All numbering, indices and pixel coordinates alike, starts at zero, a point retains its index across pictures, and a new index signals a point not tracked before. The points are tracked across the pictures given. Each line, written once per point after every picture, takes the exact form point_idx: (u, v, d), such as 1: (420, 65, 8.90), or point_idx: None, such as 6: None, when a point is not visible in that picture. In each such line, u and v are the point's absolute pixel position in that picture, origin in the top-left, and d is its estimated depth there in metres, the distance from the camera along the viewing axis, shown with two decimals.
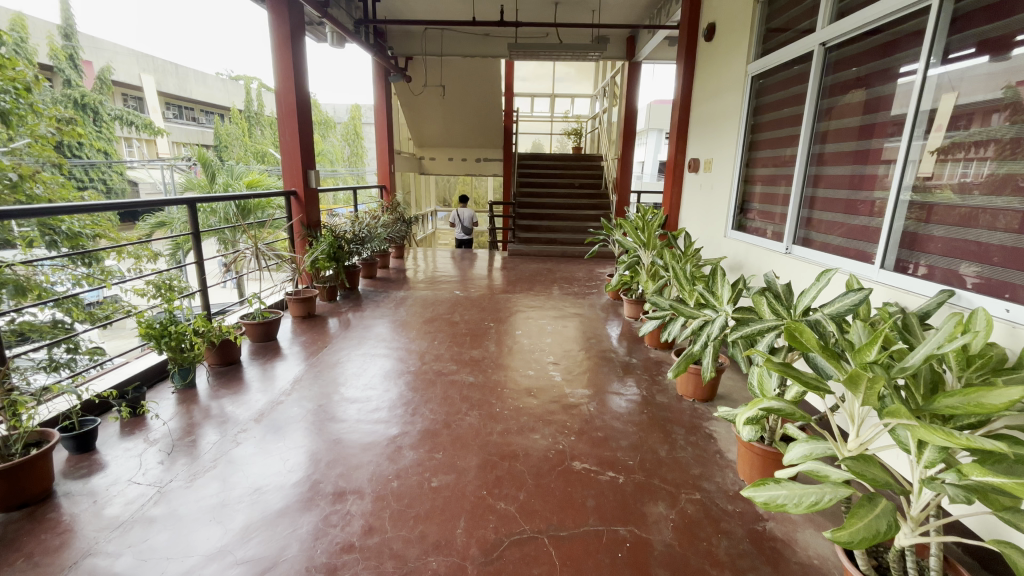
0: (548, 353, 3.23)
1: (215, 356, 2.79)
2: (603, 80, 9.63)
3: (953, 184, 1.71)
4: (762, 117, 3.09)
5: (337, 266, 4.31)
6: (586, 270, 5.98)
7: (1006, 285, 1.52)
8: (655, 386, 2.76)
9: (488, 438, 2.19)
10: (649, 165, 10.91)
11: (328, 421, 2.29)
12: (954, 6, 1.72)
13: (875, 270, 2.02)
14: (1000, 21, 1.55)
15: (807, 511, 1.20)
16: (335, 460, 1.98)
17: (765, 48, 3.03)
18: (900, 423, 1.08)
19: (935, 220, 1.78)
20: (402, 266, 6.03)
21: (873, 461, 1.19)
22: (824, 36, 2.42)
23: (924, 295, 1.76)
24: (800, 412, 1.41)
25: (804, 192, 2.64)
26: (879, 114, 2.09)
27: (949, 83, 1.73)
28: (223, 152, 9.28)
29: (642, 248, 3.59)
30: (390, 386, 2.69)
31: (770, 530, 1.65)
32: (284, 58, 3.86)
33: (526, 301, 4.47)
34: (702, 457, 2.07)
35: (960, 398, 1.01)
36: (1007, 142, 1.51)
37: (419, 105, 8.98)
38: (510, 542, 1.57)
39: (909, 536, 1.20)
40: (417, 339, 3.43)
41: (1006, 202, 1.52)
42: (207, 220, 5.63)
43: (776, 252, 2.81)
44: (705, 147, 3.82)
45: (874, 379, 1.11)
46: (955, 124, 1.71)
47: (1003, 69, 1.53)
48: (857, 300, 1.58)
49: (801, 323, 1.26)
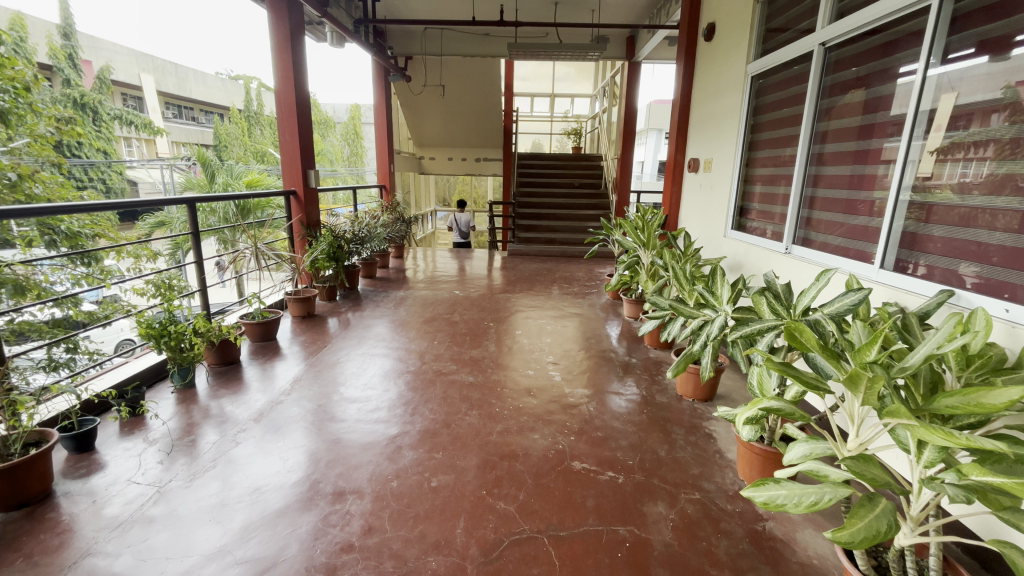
0: (548, 353, 3.23)
1: (215, 356, 2.79)
2: (603, 79, 9.63)
3: (952, 184, 1.71)
4: (762, 117, 3.09)
5: (336, 266, 4.31)
6: (586, 270, 5.98)
7: (1005, 285, 1.52)
8: (655, 386, 2.76)
9: (487, 438, 2.19)
10: (649, 164, 10.91)
11: (328, 421, 2.29)
12: (955, 6, 1.72)
13: (874, 270, 2.02)
14: (1000, 21, 1.55)
15: (807, 510, 1.20)
16: (335, 460, 1.97)
17: (765, 48, 3.03)
18: (900, 423, 1.08)
19: (934, 220, 1.78)
20: (401, 265, 6.02)
21: (873, 461, 1.19)
22: (824, 36, 2.42)
23: (924, 295, 1.76)
24: (800, 412, 1.41)
25: (804, 192, 2.64)
26: (879, 114, 2.09)
27: (949, 83, 1.73)
28: (223, 152, 9.28)
29: (642, 247, 3.60)
30: (389, 385, 2.69)
31: (769, 529, 1.66)
32: (284, 58, 3.86)
33: (526, 301, 4.48)
34: (701, 457, 2.07)
35: (959, 397, 1.01)
36: (1007, 142, 1.51)
37: (419, 105, 8.98)
38: (510, 542, 1.57)
39: (910, 536, 1.20)
40: (417, 339, 3.43)
41: (1006, 202, 1.52)
42: (207, 220, 5.63)
43: (775, 252, 2.81)
44: (705, 146, 3.82)
45: (874, 379, 1.11)
46: (954, 124, 1.71)
47: (1003, 69, 1.53)
48: (857, 300, 1.58)
49: (801, 323, 1.26)
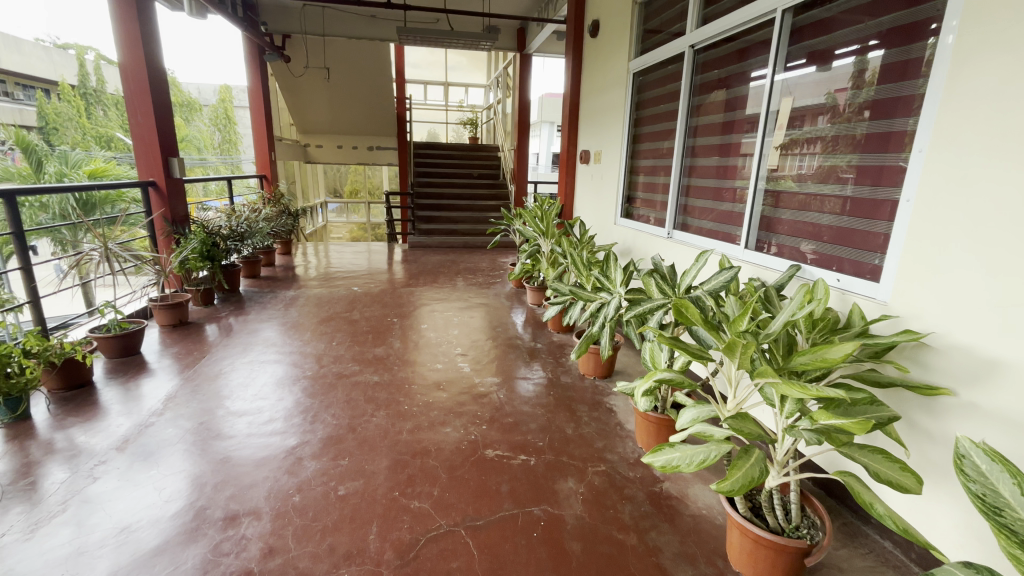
0: (455, 345, 3.20)
1: (56, 379, 2.34)
2: (496, 71, 9.72)
3: (793, 175, 2.00)
4: (643, 111, 3.33)
5: (213, 266, 3.85)
6: (489, 260, 6.03)
7: (835, 258, 1.80)
8: (560, 368, 2.89)
9: (398, 437, 2.11)
10: (543, 156, 11.30)
11: (212, 439, 2.04)
12: (794, 19, 1.98)
13: (740, 250, 2.28)
14: (823, 36, 1.84)
15: (697, 468, 1.33)
16: (224, 482, 1.77)
17: (644, 47, 3.27)
18: (766, 381, 1.24)
19: (782, 206, 2.07)
20: (290, 262, 5.57)
21: (747, 417, 1.36)
22: (693, 39, 2.66)
23: (778, 270, 2.03)
24: (688, 380, 1.56)
25: (681, 182, 2.90)
26: (736, 113, 2.37)
27: (788, 88, 2.01)
28: (53, 135, 7.76)
29: (541, 236, 3.70)
30: (284, 394, 2.47)
31: (666, 490, 1.82)
32: (128, 27, 3.29)
33: (430, 294, 4.39)
34: (604, 431, 2.21)
35: (809, 355, 1.18)
36: (830, 139, 1.80)
37: (302, 89, 8.30)
38: (427, 540, 1.54)
39: (776, 478, 1.38)
40: (313, 341, 3.21)
41: (832, 190, 1.81)
42: (35, 217, 4.69)
43: (659, 236, 3.07)
44: (595, 139, 4.02)
45: (747, 345, 1.27)
46: (792, 124, 1.99)
47: (826, 78, 1.82)
48: (728, 278, 1.81)
49: (685, 300, 1.39)
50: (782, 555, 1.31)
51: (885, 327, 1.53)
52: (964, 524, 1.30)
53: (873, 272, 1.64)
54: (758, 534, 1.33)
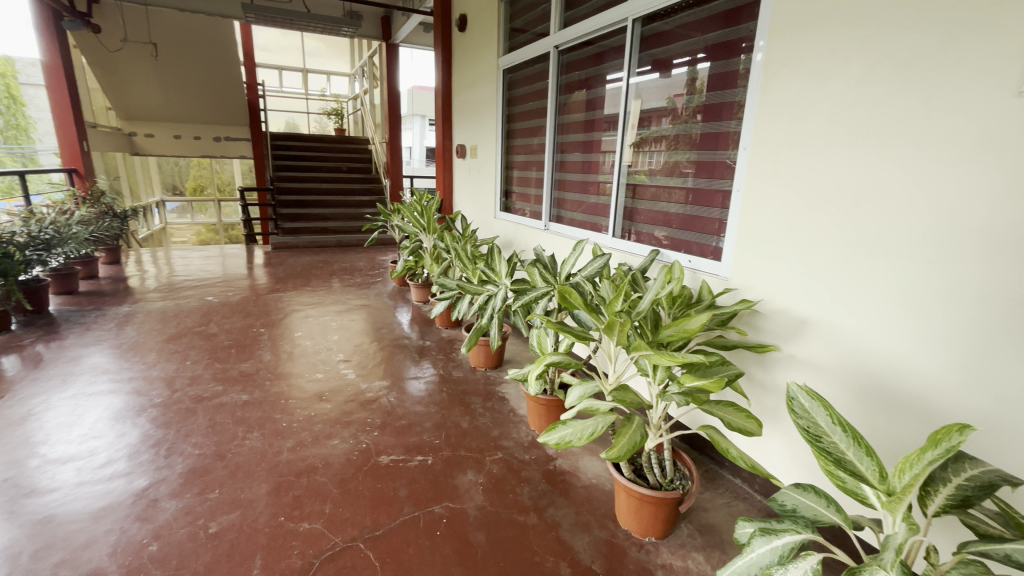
0: (336, 351, 2.99)
1: None
2: (360, 60, 9.21)
3: (645, 170, 2.24)
4: (514, 108, 3.44)
5: (6, 282, 3.07)
6: (367, 259, 5.72)
7: (684, 243, 2.06)
8: (450, 363, 2.88)
9: (277, 458, 1.92)
10: (417, 151, 11.02)
11: (24, 497, 1.64)
12: (642, 29, 2.20)
13: (609, 239, 2.49)
14: (664, 47, 2.08)
15: (588, 441, 1.44)
16: (48, 546, 1.44)
17: (511, 45, 3.36)
18: (640, 354, 1.38)
19: (639, 197, 2.30)
20: (120, 273, 4.67)
21: (627, 388, 1.50)
22: (557, 40, 2.81)
23: (640, 255, 2.26)
24: (574, 360, 1.66)
25: (553, 176, 3.04)
26: (596, 112, 2.57)
27: (637, 92, 2.24)
28: None
29: (422, 232, 3.63)
30: (125, 428, 2.07)
31: (559, 466, 1.93)
32: None
33: (303, 299, 4.04)
34: (498, 419, 2.26)
35: (673, 327, 1.34)
36: (673, 138, 2.05)
37: (121, 67, 6.96)
38: (322, 561, 1.43)
39: (653, 439, 1.55)
40: (160, 363, 2.74)
41: (677, 183, 2.06)
42: None
43: (537, 229, 3.21)
44: (469, 134, 4.05)
45: (623, 323, 1.39)
46: (643, 124, 2.22)
47: (668, 84, 2.07)
48: (601, 264, 2.01)
49: (568, 287, 1.48)
50: (661, 507, 1.48)
51: (727, 299, 1.81)
52: (792, 453, 1.60)
53: (714, 253, 1.92)
54: (641, 492, 1.48)
